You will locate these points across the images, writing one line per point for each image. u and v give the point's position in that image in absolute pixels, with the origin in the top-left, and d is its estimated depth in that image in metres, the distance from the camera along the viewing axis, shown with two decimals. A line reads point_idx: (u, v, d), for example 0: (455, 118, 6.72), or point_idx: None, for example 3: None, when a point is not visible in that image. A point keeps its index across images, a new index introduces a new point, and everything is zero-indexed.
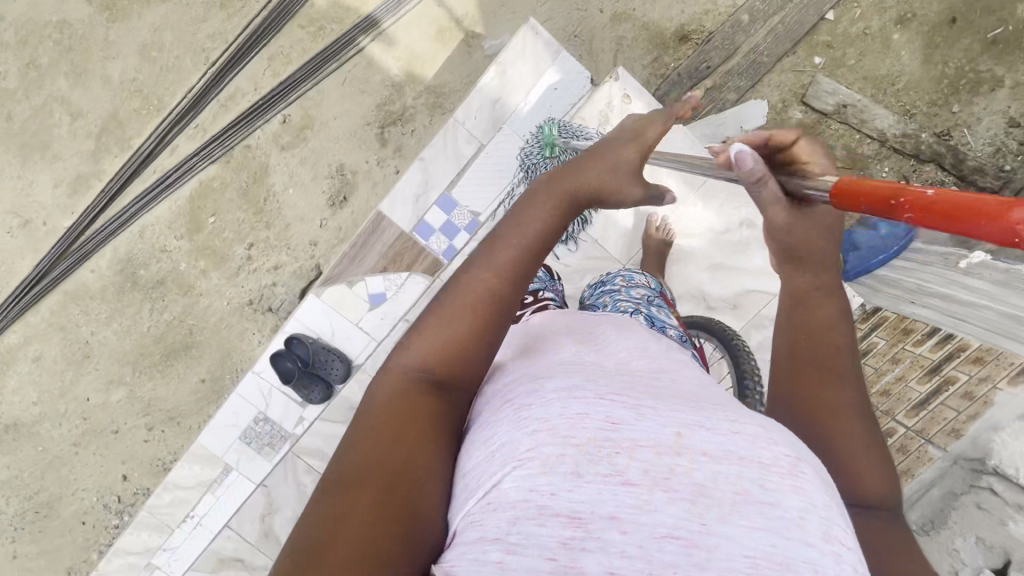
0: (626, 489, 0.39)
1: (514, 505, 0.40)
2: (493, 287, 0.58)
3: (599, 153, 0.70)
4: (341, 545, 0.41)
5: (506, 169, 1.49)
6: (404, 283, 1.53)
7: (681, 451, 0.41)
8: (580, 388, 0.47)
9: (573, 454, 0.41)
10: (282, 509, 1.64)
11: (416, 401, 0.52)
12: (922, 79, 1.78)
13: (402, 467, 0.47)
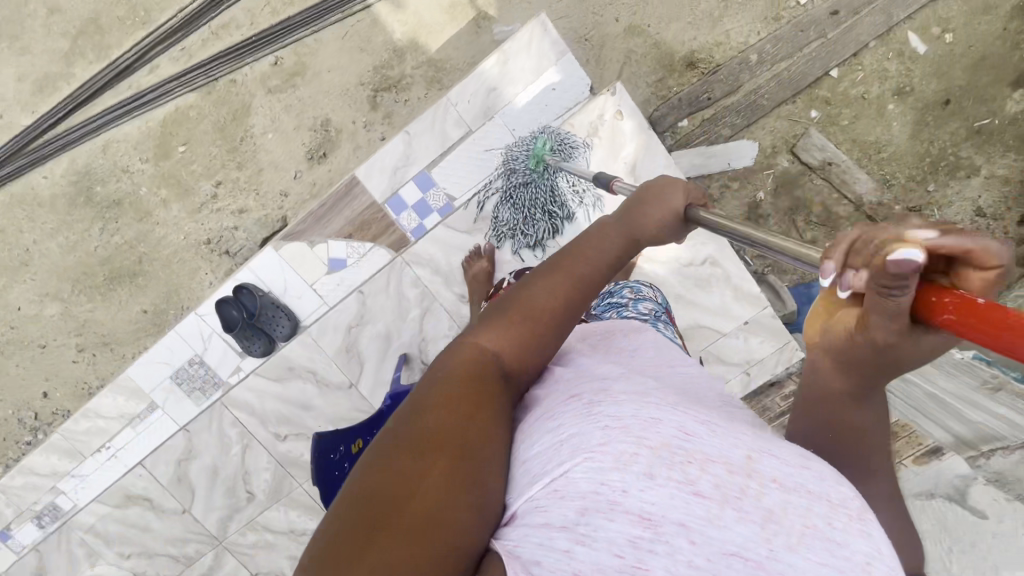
0: (695, 500, 0.43)
1: (585, 496, 0.43)
2: (571, 296, 0.61)
3: (655, 201, 0.69)
4: (421, 505, 0.44)
5: (491, 160, 1.47)
6: (366, 253, 1.50)
7: (746, 474, 0.46)
8: (650, 398, 0.50)
9: (647, 458, 0.44)
10: (202, 455, 1.61)
11: (484, 375, 0.54)
12: (907, 152, 1.83)
13: (476, 444, 0.48)
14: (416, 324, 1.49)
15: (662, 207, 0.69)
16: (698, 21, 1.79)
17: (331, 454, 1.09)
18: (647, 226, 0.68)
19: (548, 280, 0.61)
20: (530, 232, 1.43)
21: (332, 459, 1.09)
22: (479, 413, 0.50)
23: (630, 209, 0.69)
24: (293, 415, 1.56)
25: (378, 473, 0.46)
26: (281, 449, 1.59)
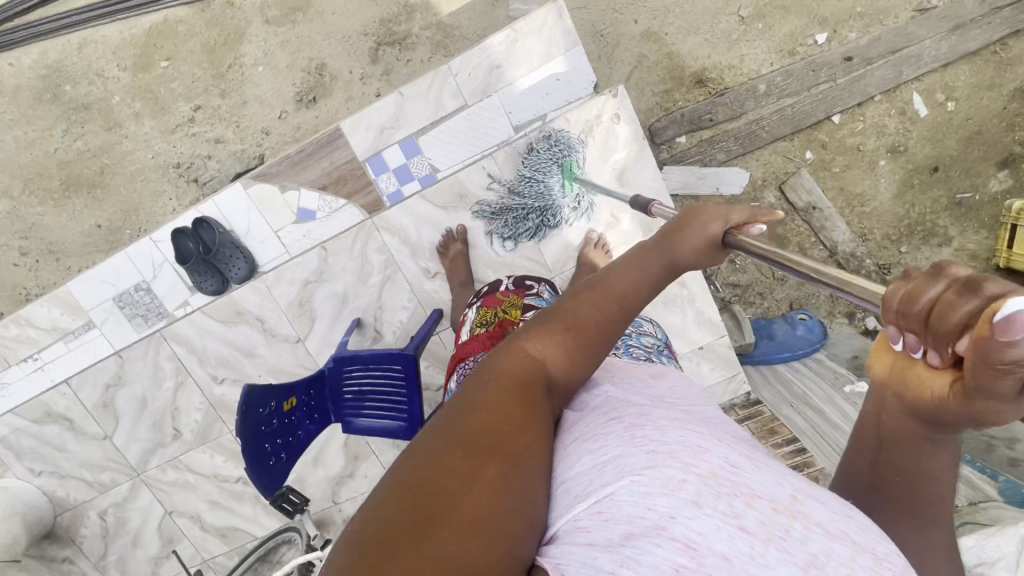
0: (744, 534, 0.39)
1: (629, 519, 0.40)
2: (609, 310, 0.58)
3: (688, 224, 0.63)
4: (456, 511, 0.41)
5: (483, 138, 1.41)
6: (338, 210, 1.44)
7: (796, 514, 0.42)
8: (691, 428, 0.49)
9: (693, 485, 0.41)
10: (132, 384, 1.55)
11: (529, 381, 0.53)
12: (888, 211, 1.87)
13: (514, 448, 0.46)
14: (375, 291, 1.45)
15: (699, 233, 0.62)
16: (715, 40, 1.77)
17: (260, 410, 1.05)
18: (683, 256, 0.62)
19: (588, 298, 0.59)
20: (520, 227, 1.41)
21: (260, 415, 1.05)
22: (517, 419, 0.49)
23: (668, 234, 0.63)
24: (233, 360, 1.52)
25: (407, 477, 0.44)
26: (216, 392, 1.55)
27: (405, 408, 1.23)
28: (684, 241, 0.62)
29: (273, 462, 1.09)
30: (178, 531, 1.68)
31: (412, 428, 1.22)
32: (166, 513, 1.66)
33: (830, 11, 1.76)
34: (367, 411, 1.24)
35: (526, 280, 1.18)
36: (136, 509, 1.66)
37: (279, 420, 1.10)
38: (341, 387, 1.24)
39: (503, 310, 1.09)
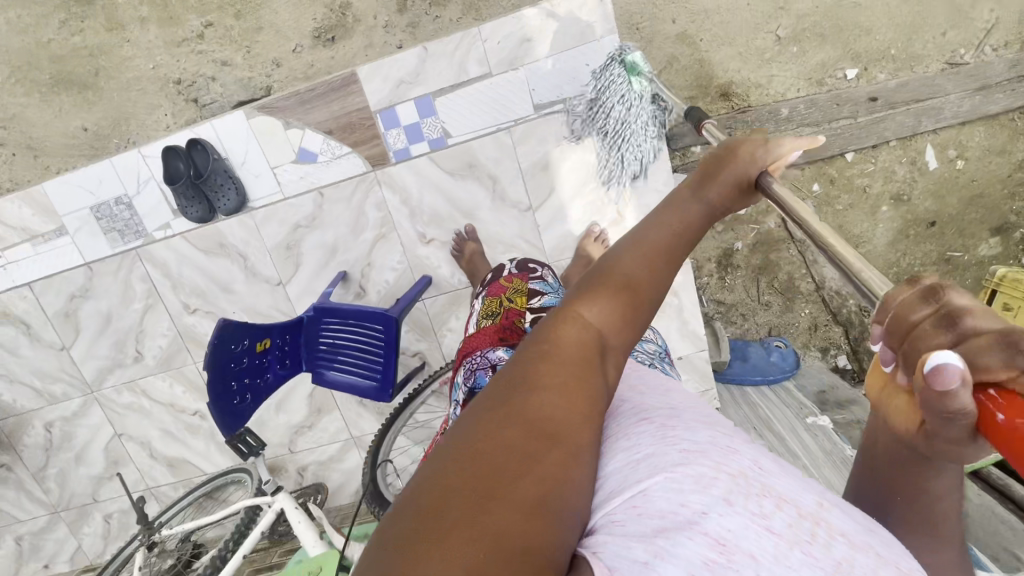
0: (771, 535, 0.41)
1: (663, 514, 0.41)
2: (659, 275, 0.56)
3: (725, 164, 0.60)
4: (511, 489, 0.41)
5: (501, 111, 1.35)
6: (341, 157, 1.38)
7: (821, 523, 0.44)
8: (723, 434, 0.52)
9: (724, 483, 0.43)
10: (99, 299, 1.50)
11: (583, 356, 0.52)
12: (879, 256, 1.93)
13: (564, 430, 0.47)
14: (366, 247, 1.41)
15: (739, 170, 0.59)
16: (747, 57, 1.75)
17: (232, 347, 1.02)
18: (722, 197, 0.59)
19: (632, 253, 0.57)
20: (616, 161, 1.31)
21: (231, 351, 1.02)
22: (568, 398, 0.49)
23: (706, 174, 0.60)
24: (209, 292, 1.47)
25: (459, 451, 0.44)
26: (186, 321, 1.50)
27: (380, 367, 1.20)
28: (722, 182, 0.59)
29: (237, 401, 1.06)
30: (126, 454, 1.65)
31: (384, 389, 1.20)
32: (116, 434, 1.63)
33: (867, 48, 1.74)
34: (341, 366, 1.22)
35: (529, 264, 1.17)
36: (86, 426, 1.62)
37: (250, 360, 1.07)
38: (318, 337, 1.22)
39: (507, 298, 1.08)
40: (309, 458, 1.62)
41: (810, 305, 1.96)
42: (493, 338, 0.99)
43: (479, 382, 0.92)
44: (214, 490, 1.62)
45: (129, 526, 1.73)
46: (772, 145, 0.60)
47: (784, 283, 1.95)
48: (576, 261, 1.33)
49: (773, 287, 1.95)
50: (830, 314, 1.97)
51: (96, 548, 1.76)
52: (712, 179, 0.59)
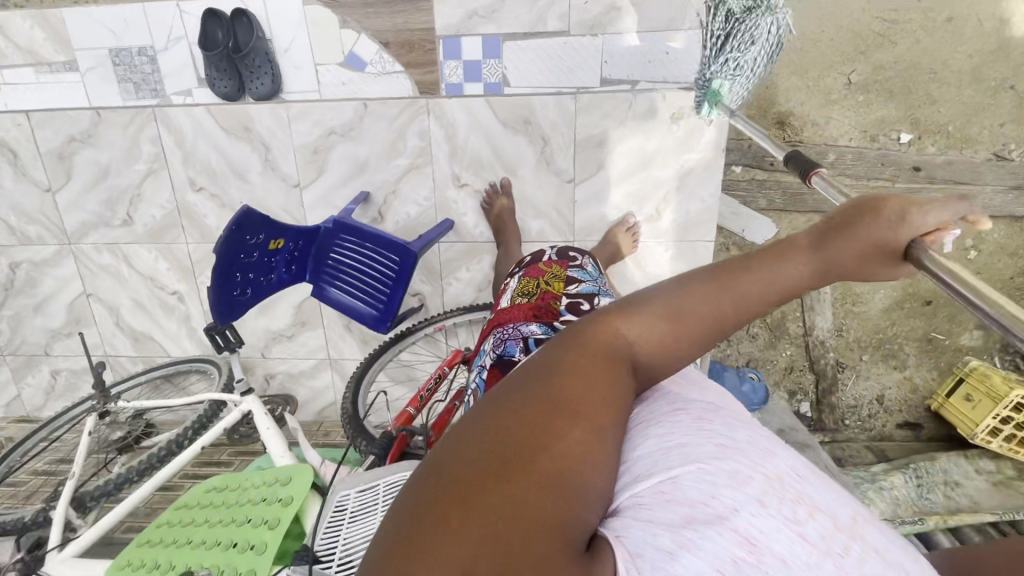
0: (804, 542, 0.38)
1: (691, 504, 0.38)
2: (724, 314, 0.48)
3: (858, 217, 0.47)
4: (525, 467, 0.37)
5: (568, 76, 1.26)
6: (391, 75, 1.28)
7: (854, 536, 0.41)
8: (760, 434, 0.48)
9: (759, 484, 0.40)
10: (99, 149, 1.39)
11: (617, 365, 0.46)
12: (872, 320, 1.98)
13: (592, 425, 0.41)
14: (396, 173, 1.35)
15: (883, 219, 0.47)
16: (813, 93, 1.73)
17: (246, 239, 0.97)
18: (850, 254, 0.47)
19: (696, 280, 0.49)
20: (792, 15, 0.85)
21: (245, 243, 0.97)
22: (596, 390, 0.44)
23: (837, 220, 0.48)
24: (220, 174, 1.38)
25: (470, 434, 0.40)
26: (188, 197, 1.41)
27: (385, 297, 1.18)
28: (848, 239, 0.47)
29: (237, 295, 1.01)
30: (91, 316, 1.58)
31: (384, 320, 1.19)
32: (85, 294, 1.55)
33: (929, 117, 1.74)
34: (345, 287, 1.19)
35: (570, 253, 1.19)
36: (54, 276, 1.53)
37: (261, 256, 1.02)
38: (328, 252, 1.18)
39: (544, 282, 1.09)
40: (279, 367, 1.59)
41: (794, 348, 2.02)
42: (526, 314, 1.00)
43: (508, 352, 0.93)
44: (174, 375, 1.57)
45: (77, 387, 1.68)
46: (932, 205, 0.46)
47: (775, 321, 1.99)
48: (603, 246, 1.31)
49: (765, 321, 1.99)
50: (809, 361, 2.03)
51: (36, 401, 1.70)
52: (834, 224, 0.48)
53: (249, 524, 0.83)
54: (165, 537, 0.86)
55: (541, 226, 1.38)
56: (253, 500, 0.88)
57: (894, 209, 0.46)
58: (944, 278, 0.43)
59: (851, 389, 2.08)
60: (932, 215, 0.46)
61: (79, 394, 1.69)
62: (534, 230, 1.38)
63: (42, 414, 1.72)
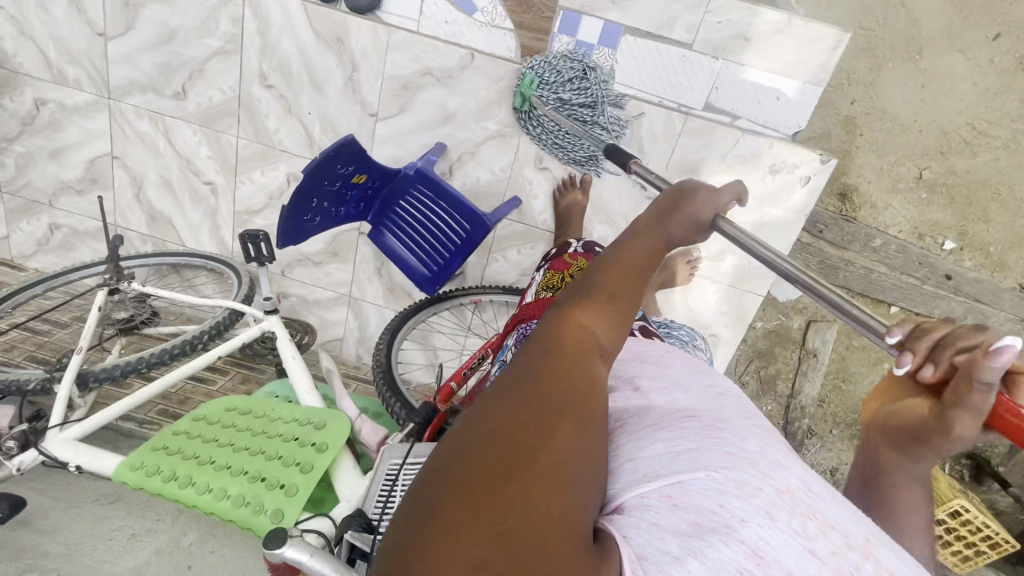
0: (814, 558, 0.39)
1: (699, 511, 0.41)
2: (634, 280, 0.61)
3: (676, 203, 0.70)
4: (535, 463, 0.39)
5: (674, 90, 1.33)
6: (499, 29, 1.28)
7: (868, 556, 0.41)
8: (776, 451, 0.49)
9: (768, 496, 0.42)
10: (167, 8, 1.25)
11: (584, 352, 0.51)
12: (853, 400, 2.06)
13: (579, 412, 0.45)
14: (480, 136, 1.29)
15: (697, 203, 0.70)
16: (880, 177, 1.61)
17: (336, 168, 0.91)
18: (680, 229, 0.69)
19: (609, 267, 0.61)
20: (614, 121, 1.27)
21: (335, 171, 0.92)
22: (577, 383, 0.47)
23: (665, 207, 0.70)
24: (296, 78, 1.28)
25: (479, 438, 0.41)
26: (253, 90, 1.31)
27: (442, 260, 1.14)
28: (676, 219, 0.68)
29: (307, 221, 0.97)
30: (111, 180, 1.47)
31: (433, 282, 1.16)
32: (110, 154, 1.44)
33: (978, 233, 1.68)
34: (404, 237, 1.16)
35: (594, 246, 1.16)
36: (82, 126, 1.41)
37: (340, 187, 0.96)
38: (398, 197, 1.13)
39: (570, 274, 1.07)
40: (296, 289, 1.54)
41: (776, 405, 2.09)
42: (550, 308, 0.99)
43: None
44: (186, 266, 1.50)
45: (75, 248, 1.58)
46: (710, 191, 0.72)
47: (768, 375, 2.05)
48: (660, 270, 1.31)
49: (758, 373, 2.04)
50: (784, 421, 2.11)
51: (25, 248, 1.59)
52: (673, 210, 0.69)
53: (280, 462, 0.80)
54: (183, 449, 0.83)
55: (604, 232, 1.36)
56: (284, 436, 0.85)
57: (688, 196, 0.71)
58: (747, 241, 0.68)
59: (811, 456, 2.18)
60: (712, 195, 0.72)
61: (75, 254, 1.59)
62: (596, 234, 1.36)
63: (27, 264, 1.61)
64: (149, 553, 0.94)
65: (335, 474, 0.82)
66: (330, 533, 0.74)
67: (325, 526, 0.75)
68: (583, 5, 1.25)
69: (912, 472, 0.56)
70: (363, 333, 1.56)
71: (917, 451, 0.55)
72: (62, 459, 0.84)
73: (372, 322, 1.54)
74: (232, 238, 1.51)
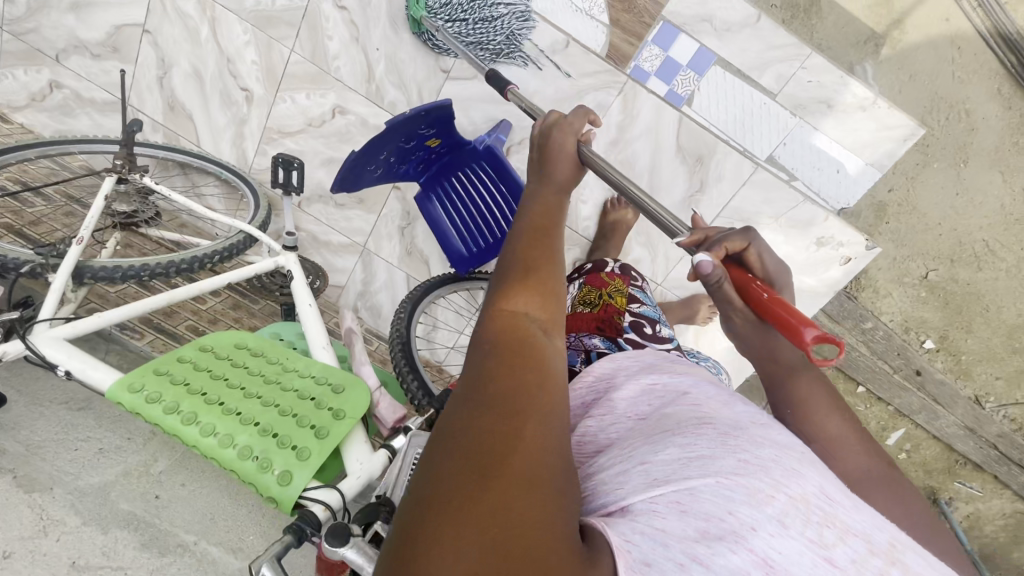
0: (829, 567, 0.35)
1: (708, 518, 0.35)
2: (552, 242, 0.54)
3: (552, 149, 0.65)
4: (506, 471, 0.34)
5: (744, 133, 1.29)
6: (593, 21, 1.23)
7: (893, 561, 0.37)
8: (794, 450, 0.43)
9: (782, 503, 0.36)
10: None
11: (530, 334, 0.45)
12: None
13: (529, 399, 0.39)
14: None
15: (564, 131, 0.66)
16: (890, 266, 1.51)
17: (419, 127, 0.91)
18: (565, 168, 0.64)
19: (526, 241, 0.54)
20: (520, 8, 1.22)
21: (417, 128, 0.91)
22: (525, 369, 0.41)
23: (541, 159, 0.65)
24: (373, 7, 1.18)
25: (445, 458, 0.36)
26: (322, 7, 1.20)
27: (484, 243, 1.12)
28: (560, 164, 0.64)
29: (368, 170, 0.95)
30: (135, 54, 1.33)
31: (468, 263, 1.13)
32: (141, 27, 1.30)
33: (957, 340, 1.56)
34: (452, 213, 1.12)
35: (632, 270, 1.07)
36: None
37: (415, 145, 0.98)
38: (457, 170, 1.10)
39: (607, 294, 0.99)
40: (310, 225, 1.46)
41: None
42: (589, 326, 0.93)
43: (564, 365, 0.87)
44: (196, 170, 1.39)
45: (74, 114, 1.43)
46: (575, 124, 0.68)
47: None
48: (684, 307, 1.34)
49: None
50: None
51: (13, 98, 1.43)
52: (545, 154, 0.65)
53: (296, 420, 0.76)
54: (185, 380, 0.77)
55: (640, 254, 1.36)
56: (300, 393, 0.80)
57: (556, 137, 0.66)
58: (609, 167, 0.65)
59: None
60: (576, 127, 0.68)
61: (71, 122, 1.44)
62: (632, 255, 1.36)
63: (13, 116, 1.45)
64: (117, 472, 0.89)
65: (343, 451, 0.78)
66: (336, 507, 0.72)
67: (333, 499, 0.72)
68: (685, 23, 1.20)
69: (784, 361, 0.56)
70: (367, 288, 1.50)
71: (761, 343, 0.57)
72: (52, 361, 0.77)
73: (379, 278, 1.48)
74: (254, 154, 1.41)
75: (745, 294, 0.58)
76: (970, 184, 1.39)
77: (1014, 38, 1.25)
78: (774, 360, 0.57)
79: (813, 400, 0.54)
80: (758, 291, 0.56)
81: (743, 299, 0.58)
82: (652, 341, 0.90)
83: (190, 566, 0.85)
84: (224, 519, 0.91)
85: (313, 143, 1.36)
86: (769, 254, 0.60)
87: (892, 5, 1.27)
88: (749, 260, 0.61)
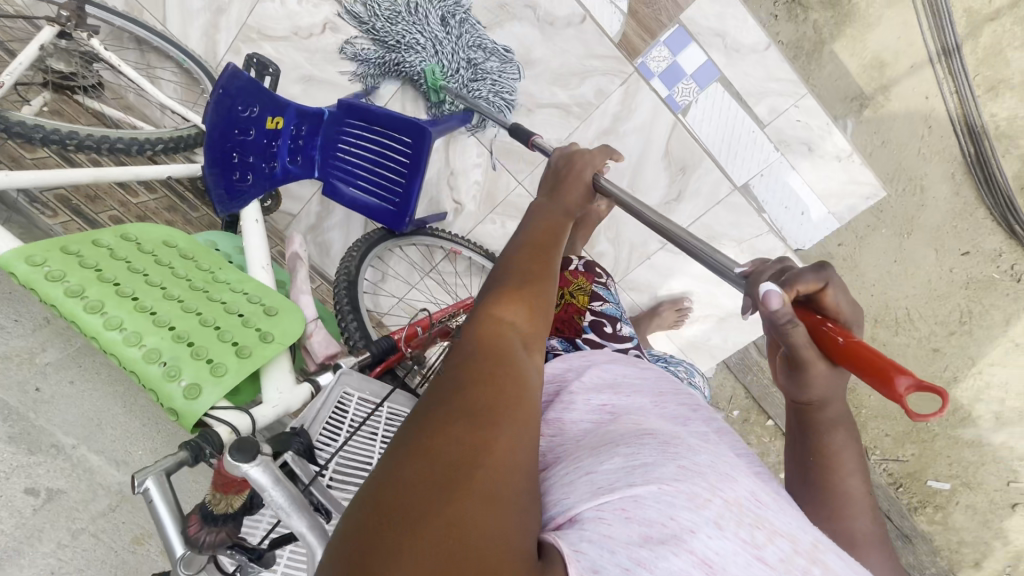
0: (762, 564, 0.34)
1: (652, 522, 0.33)
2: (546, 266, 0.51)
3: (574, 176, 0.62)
4: (473, 476, 0.31)
5: (728, 155, 1.30)
6: (611, 7, 1.21)
7: (816, 561, 0.37)
8: (726, 457, 0.42)
9: (716, 504, 0.36)
10: None
11: (510, 344, 0.41)
12: None
13: (500, 400, 0.36)
14: (546, 98, 1.26)
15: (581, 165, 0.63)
16: None
17: (239, 108, 0.97)
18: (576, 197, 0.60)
19: (520, 261, 0.50)
20: (508, 79, 1.23)
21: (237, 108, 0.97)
22: (502, 376, 0.38)
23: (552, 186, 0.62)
24: None
25: (409, 457, 0.33)
26: None
27: (400, 190, 1.05)
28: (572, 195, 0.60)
29: (239, 180, 0.98)
30: None
31: (398, 217, 1.05)
32: None
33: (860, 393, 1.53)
34: (357, 180, 1.09)
35: (597, 267, 1.03)
36: None
37: (262, 135, 1.00)
38: (337, 139, 1.07)
39: (568, 293, 0.96)
40: None
41: None
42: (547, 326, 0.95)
43: None
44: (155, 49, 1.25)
45: None
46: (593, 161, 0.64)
47: None
48: None
49: None
50: None
51: None
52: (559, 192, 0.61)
53: (214, 332, 0.69)
54: (90, 263, 0.68)
55: (605, 248, 1.39)
56: (227, 306, 0.74)
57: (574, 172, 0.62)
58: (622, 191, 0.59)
59: None
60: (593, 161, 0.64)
61: None
62: (598, 247, 1.39)
63: None
64: None
65: (263, 373, 0.72)
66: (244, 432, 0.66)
67: (241, 422, 0.66)
68: (699, 33, 1.21)
69: (831, 413, 0.48)
70: (320, 222, 1.42)
71: (828, 393, 0.47)
72: None
73: (336, 215, 1.40)
74: (225, 48, 1.28)
75: (815, 341, 0.45)
76: (908, 254, 1.45)
77: (978, 131, 1.33)
78: (818, 408, 0.48)
79: (846, 457, 0.49)
80: (832, 335, 0.43)
81: (815, 345, 0.44)
82: (613, 341, 0.89)
83: (61, 471, 0.76)
84: (112, 428, 0.83)
85: (293, 54, 1.26)
86: (845, 289, 0.46)
87: (883, 70, 1.34)
88: (823, 301, 0.45)
